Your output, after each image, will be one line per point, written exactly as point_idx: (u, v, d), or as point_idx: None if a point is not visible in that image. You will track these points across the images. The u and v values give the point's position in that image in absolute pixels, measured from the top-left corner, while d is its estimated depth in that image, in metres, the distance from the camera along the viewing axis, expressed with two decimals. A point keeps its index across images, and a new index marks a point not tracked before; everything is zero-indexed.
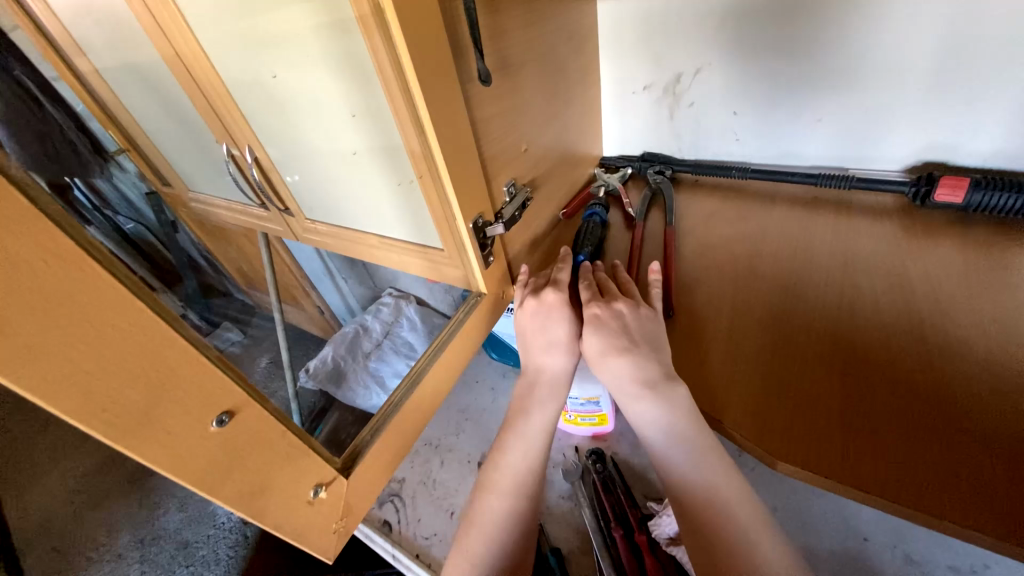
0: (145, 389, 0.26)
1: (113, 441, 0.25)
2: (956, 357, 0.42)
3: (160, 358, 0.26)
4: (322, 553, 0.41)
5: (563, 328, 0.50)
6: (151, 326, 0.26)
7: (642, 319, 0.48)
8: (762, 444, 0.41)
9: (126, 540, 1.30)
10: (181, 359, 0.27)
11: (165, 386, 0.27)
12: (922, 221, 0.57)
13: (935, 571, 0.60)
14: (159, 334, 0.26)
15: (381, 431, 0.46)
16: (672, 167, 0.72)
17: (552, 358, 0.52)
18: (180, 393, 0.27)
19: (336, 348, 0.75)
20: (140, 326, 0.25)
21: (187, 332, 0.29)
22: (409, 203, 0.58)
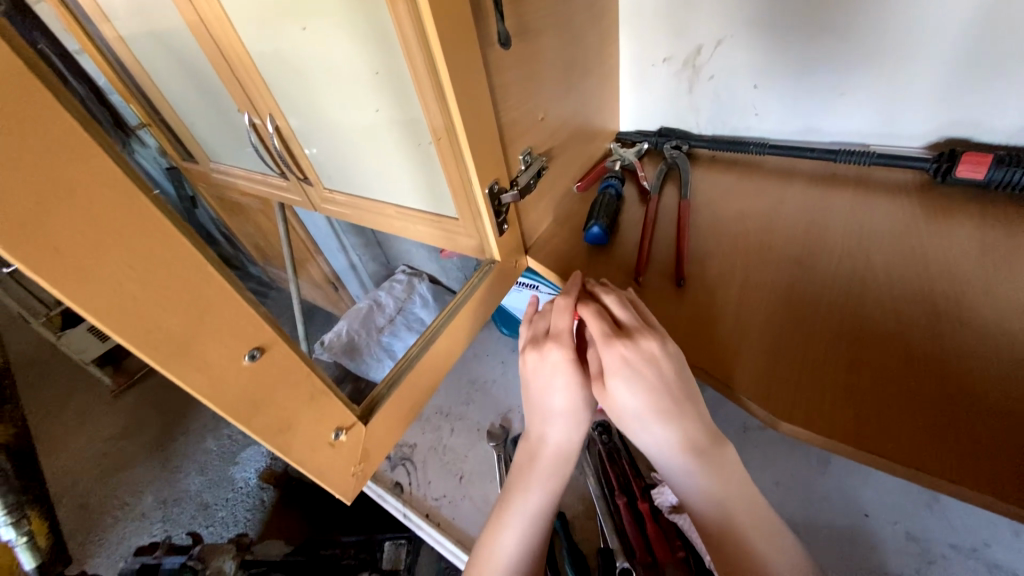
0: (186, 317, 0.29)
1: (159, 361, 0.29)
2: (967, 329, 0.42)
3: (200, 290, 0.29)
4: (341, 494, 0.45)
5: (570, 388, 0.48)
6: (191, 261, 0.28)
7: (670, 362, 0.44)
8: (766, 406, 0.42)
9: (149, 500, 1.36)
10: (217, 293, 0.30)
11: (204, 317, 0.30)
12: (940, 198, 0.57)
13: (934, 547, 0.61)
14: (199, 268, 0.29)
15: (397, 384, 0.49)
16: (688, 142, 0.72)
17: (555, 427, 0.50)
18: (217, 325, 0.31)
19: (350, 323, 0.71)
20: (182, 259, 0.28)
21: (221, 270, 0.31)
22: (426, 166, 0.58)
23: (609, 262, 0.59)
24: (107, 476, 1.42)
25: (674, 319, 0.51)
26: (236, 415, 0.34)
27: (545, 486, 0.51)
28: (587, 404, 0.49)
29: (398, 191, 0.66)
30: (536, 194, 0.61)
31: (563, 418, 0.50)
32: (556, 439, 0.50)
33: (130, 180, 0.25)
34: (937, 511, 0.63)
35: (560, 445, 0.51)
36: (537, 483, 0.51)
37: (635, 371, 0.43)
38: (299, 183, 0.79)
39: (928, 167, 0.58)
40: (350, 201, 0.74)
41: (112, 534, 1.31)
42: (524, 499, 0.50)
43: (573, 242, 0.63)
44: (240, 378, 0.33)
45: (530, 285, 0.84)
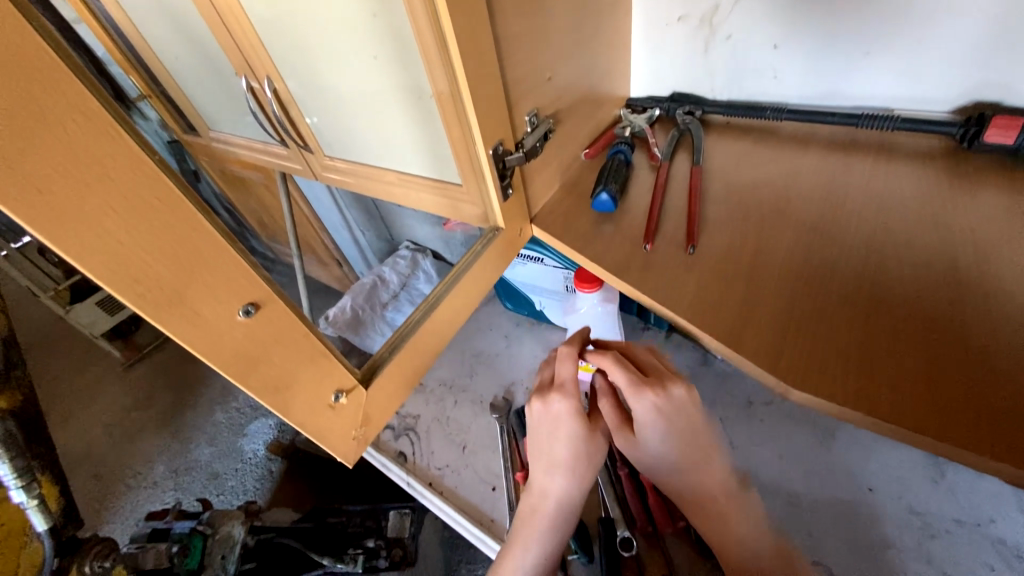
0: (174, 268, 0.29)
1: (148, 313, 0.28)
2: (987, 297, 0.41)
3: (188, 240, 0.29)
4: (343, 457, 0.46)
5: (571, 437, 0.55)
6: (180, 210, 0.28)
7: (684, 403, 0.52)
8: (775, 373, 0.41)
9: (161, 470, 1.38)
10: (207, 243, 0.30)
11: (193, 268, 0.30)
12: (967, 164, 0.54)
13: (937, 521, 0.60)
14: (187, 217, 0.28)
15: (398, 348, 0.48)
16: (702, 108, 0.69)
17: (555, 478, 0.56)
18: (208, 277, 0.30)
19: (354, 297, 0.69)
20: (170, 206, 0.27)
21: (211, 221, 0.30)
22: (430, 125, 0.55)
23: (617, 230, 0.57)
24: (120, 446, 1.45)
25: (683, 287, 0.49)
26: (232, 372, 0.34)
27: (553, 531, 0.56)
28: (586, 454, 0.55)
29: (400, 156, 0.64)
30: (541, 160, 0.59)
31: (578, 467, 0.55)
32: (564, 496, 0.55)
33: (108, 115, 0.24)
34: (942, 486, 0.63)
35: (566, 496, 0.56)
36: (545, 534, 0.55)
37: (669, 418, 0.51)
38: (300, 151, 0.74)
39: (955, 132, 0.55)
40: (348, 168, 0.71)
41: (126, 501, 1.34)
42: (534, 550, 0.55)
43: (579, 210, 0.61)
44: (235, 334, 0.33)
45: (533, 258, 0.83)
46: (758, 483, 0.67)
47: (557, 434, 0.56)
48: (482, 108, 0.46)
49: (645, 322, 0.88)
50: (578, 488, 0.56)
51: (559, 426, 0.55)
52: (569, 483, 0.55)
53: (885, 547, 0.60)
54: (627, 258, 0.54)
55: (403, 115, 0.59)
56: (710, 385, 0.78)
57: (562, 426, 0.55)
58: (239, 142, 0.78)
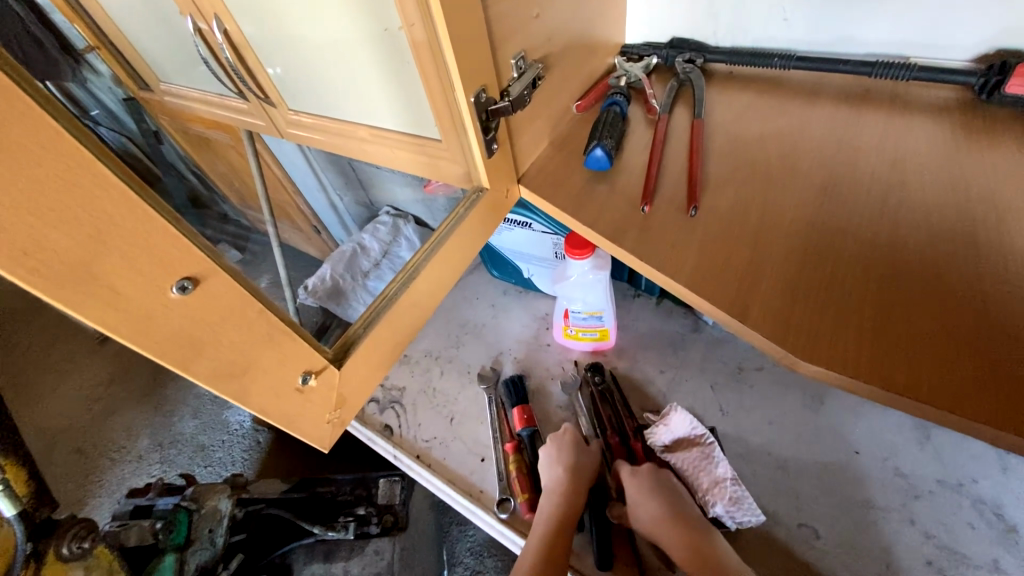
0: (78, 237, 0.24)
1: (49, 293, 0.24)
2: (1006, 261, 0.39)
3: (94, 200, 0.24)
4: (316, 441, 0.43)
5: (565, 446, 0.65)
6: (73, 166, 0.23)
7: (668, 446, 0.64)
8: (784, 344, 0.39)
9: (145, 444, 1.34)
10: (120, 205, 0.25)
11: (104, 235, 0.25)
12: (986, 117, 0.50)
13: (921, 482, 0.61)
14: (89, 172, 0.23)
15: (373, 324, 0.44)
16: (703, 55, 0.63)
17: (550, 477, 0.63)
18: (126, 247, 0.26)
19: (334, 266, 0.63)
20: (55, 162, 0.22)
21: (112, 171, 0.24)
22: (397, 58, 0.48)
23: (611, 191, 0.53)
24: (99, 421, 1.39)
25: (684, 253, 0.46)
26: (171, 359, 0.30)
27: (558, 514, 0.60)
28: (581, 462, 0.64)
29: (372, 107, 0.56)
30: (528, 113, 0.53)
31: (576, 477, 0.62)
32: (564, 486, 0.61)
33: None
34: (928, 448, 0.63)
35: (566, 481, 0.62)
36: (550, 518, 0.60)
37: (653, 477, 0.60)
38: (259, 104, 0.65)
39: (974, 82, 0.51)
40: (319, 124, 0.62)
41: (112, 475, 1.31)
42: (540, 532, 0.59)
43: (570, 169, 0.56)
44: (171, 315, 0.29)
45: (520, 223, 0.79)
46: (748, 448, 0.67)
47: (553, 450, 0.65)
48: (461, 49, 0.40)
49: (636, 289, 0.85)
50: (577, 477, 0.62)
51: (560, 452, 0.64)
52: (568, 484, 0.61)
53: (870, 508, 0.61)
54: (623, 221, 0.50)
55: (372, 59, 0.51)
56: (701, 352, 0.77)
57: (563, 452, 0.64)
58: (193, 96, 0.66)
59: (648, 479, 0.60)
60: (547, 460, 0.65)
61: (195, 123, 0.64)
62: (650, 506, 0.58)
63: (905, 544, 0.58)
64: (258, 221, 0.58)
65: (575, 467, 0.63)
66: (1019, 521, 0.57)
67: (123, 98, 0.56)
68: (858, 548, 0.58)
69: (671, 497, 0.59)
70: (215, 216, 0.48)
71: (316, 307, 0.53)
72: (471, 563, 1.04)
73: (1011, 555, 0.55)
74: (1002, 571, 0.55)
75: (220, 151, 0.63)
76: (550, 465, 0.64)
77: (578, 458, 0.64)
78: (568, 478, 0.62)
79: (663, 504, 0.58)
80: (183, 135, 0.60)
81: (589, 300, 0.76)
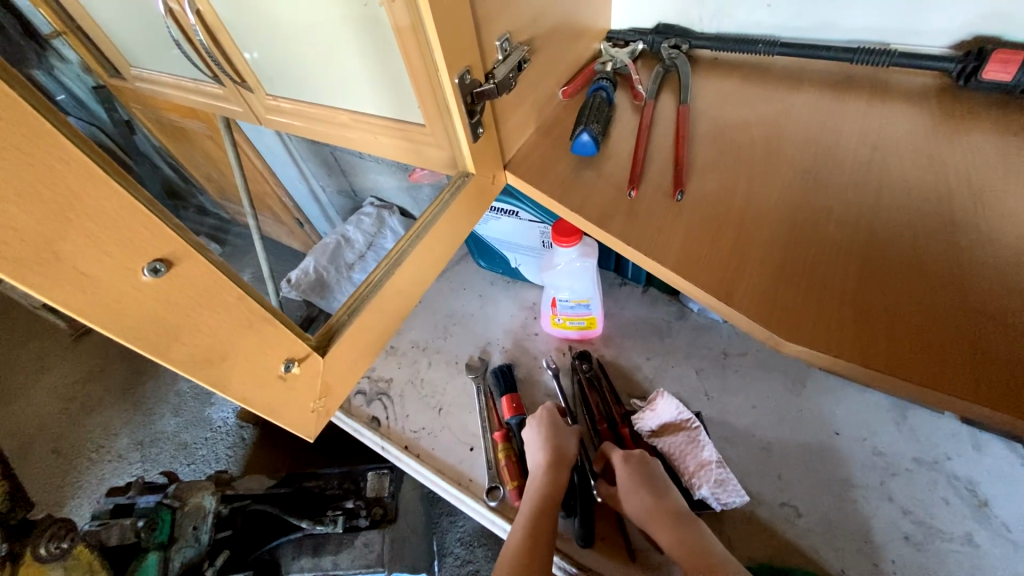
0: (37, 215, 0.23)
1: (10, 272, 0.23)
2: (982, 240, 0.40)
3: (52, 173, 0.23)
4: (302, 432, 0.42)
5: (543, 428, 0.66)
6: (30, 140, 0.22)
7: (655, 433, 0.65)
8: (769, 326, 0.40)
9: (125, 442, 1.30)
10: (81, 181, 0.23)
11: (67, 213, 0.24)
12: (962, 103, 0.51)
13: (899, 461, 0.63)
14: (47, 144, 0.22)
15: (358, 311, 0.44)
16: (689, 41, 0.63)
17: (534, 457, 0.64)
18: (90, 225, 0.24)
19: (318, 259, 0.62)
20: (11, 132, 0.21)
21: (68, 141, 0.23)
22: (379, 36, 0.46)
23: (598, 176, 0.52)
24: (76, 420, 1.35)
25: (671, 238, 0.46)
26: (144, 344, 0.29)
27: (543, 494, 0.60)
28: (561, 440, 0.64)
29: (355, 92, 0.54)
30: (513, 97, 0.52)
31: (561, 459, 0.62)
32: (547, 467, 0.62)
33: None
34: (905, 428, 0.65)
35: (549, 459, 0.62)
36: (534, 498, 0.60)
37: (638, 464, 0.61)
38: (235, 89, 0.60)
39: (953, 68, 0.52)
40: (297, 109, 0.59)
41: (92, 475, 1.27)
42: (526, 511, 0.60)
43: (556, 154, 0.55)
44: (142, 299, 0.28)
45: (507, 211, 0.78)
46: (733, 432, 0.68)
47: (534, 433, 0.66)
48: (445, 26, 0.39)
49: (622, 278, 0.85)
50: (562, 456, 0.63)
51: (544, 436, 0.65)
52: (550, 464, 0.62)
53: (850, 487, 0.62)
54: (610, 206, 0.50)
55: (354, 42, 0.50)
56: (686, 338, 0.78)
57: (548, 436, 0.65)
58: (166, 82, 0.63)
59: (632, 465, 0.61)
60: (533, 443, 0.65)
61: (170, 111, 0.62)
62: (635, 493, 0.59)
63: (884, 520, 0.60)
64: (239, 213, 0.56)
65: (560, 450, 0.63)
66: (990, 495, 0.59)
67: (91, 86, 0.53)
68: (838, 526, 0.60)
69: (655, 484, 0.59)
70: (192, 208, 0.46)
71: (300, 300, 0.52)
72: (461, 554, 1.11)
73: (982, 527, 0.58)
74: (974, 543, 0.57)
75: (198, 143, 0.60)
76: (534, 449, 0.65)
77: (562, 442, 0.64)
78: (551, 458, 0.63)
79: (649, 491, 0.58)
80: (156, 127, 0.59)
81: (576, 289, 0.76)
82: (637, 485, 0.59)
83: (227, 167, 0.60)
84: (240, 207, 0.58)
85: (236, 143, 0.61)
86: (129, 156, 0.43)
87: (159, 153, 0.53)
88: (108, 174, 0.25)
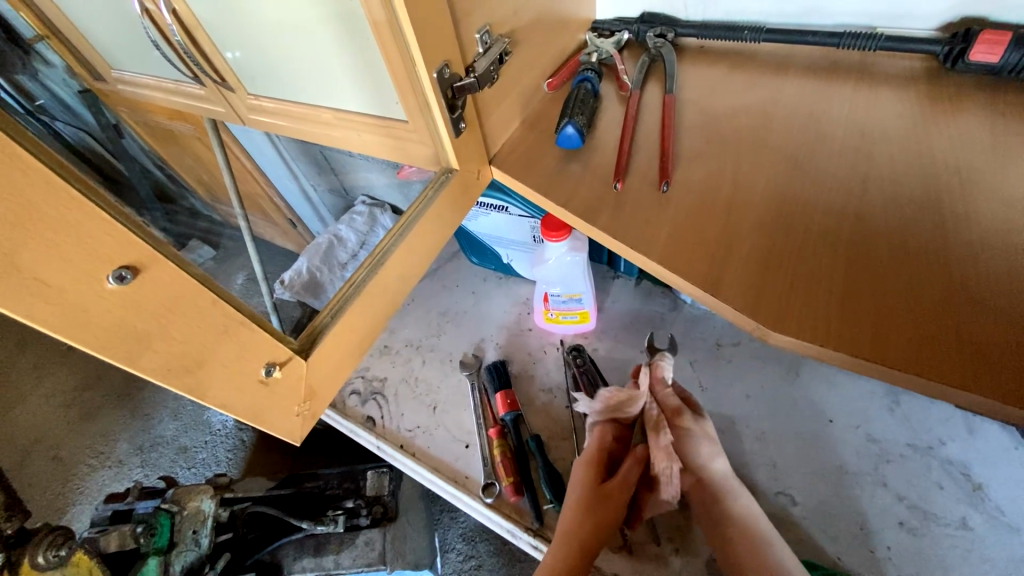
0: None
1: None
2: (970, 226, 0.40)
3: (6, 182, 0.22)
4: (288, 436, 0.42)
5: (589, 467, 0.59)
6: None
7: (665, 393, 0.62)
8: (756, 316, 0.39)
9: (124, 448, 1.30)
10: (37, 188, 0.23)
11: (24, 222, 0.23)
12: (949, 86, 0.51)
13: (893, 447, 0.63)
14: (2, 152, 0.22)
15: (342, 312, 0.43)
16: (675, 30, 0.62)
17: (574, 502, 0.57)
18: (49, 233, 0.24)
19: (311, 259, 0.59)
20: None
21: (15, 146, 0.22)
22: (357, 31, 0.45)
23: (584, 169, 0.52)
24: (74, 428, 1.34)
25: (658, 229, 0.45)
26: (115, 353, 0.28)
27: (572, 547, 0.53)
28: (613, 484, 0.57)
29: (337, 90, 0.53)
30: (496, 91, 0.51)
31: (605, 509, 0.55)
32: (590, 515, 0.55)
33: None
34: (899, 414, 0.65)
35: (593, 506, 0.55)
36: (564, 544, 0.54)
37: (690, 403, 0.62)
38: (218, 89, 0.60)
39: (939, 51, 0.52)
40: (282, 109, 0.58)
41: (93, 482, 1.26)
42: (553, 558, 0.53)
43: (542, 148, 0.55)
44: (110, 307, 0.27)
45: (496, 207, 0.78)
46: (728, 422, 0.68)
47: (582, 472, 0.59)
48: (420, 19, 0.38)
49: (615, 271, 0.85)
50: (609, 502, 0.56)
51: (593, 482, 0.57)
52: (589, 513, 0.55)
53: (844, 474, 0.62)
54: (596, 201, 0.49)
55: (333, 38, 0.49)
56: (681, 330, 0.77)
57: (599, 485, 0.57)
58: (148, 84, 0.62)
59: (682, 407, 0.60)
60: (579, 494, 0.57)
61: (157, 114, 0.60)
62: (685, 449, 0.58)
63: (878, 506, 0.60)
64: (229, 215, 0.55)
65: (605, 499, 0.56)
66: (983, 479, 0.60)
67: (77, 89, 0.55)
68: (833, 513, 0.60)
69: (712, 440, 0.58)
70: (183, 212, 0.47)
71: (293, 302, 0.51)
72: (464, 550, 1.12)
73: (976, 511, 0.58)
74: (969, 528, 0.57)
75: (186, 144, 0.59)
76: (578, 492, 0.57)
77: (612, 498, 0.56)
78: (596, 511, 0.55)
79: (698, 445, 0.58)
80: (145, 130, 0.58)
81: (569, 284, 0.75)
82: (686, 436, 0.58)
83: (213, 168, 0.59)
84: (230, 209, 0.57)
85: (222, 144, 0.61)
86: (116, 160, 0.44)
87: (148, 155, 0.53)
88: (59, 179, 0.24)
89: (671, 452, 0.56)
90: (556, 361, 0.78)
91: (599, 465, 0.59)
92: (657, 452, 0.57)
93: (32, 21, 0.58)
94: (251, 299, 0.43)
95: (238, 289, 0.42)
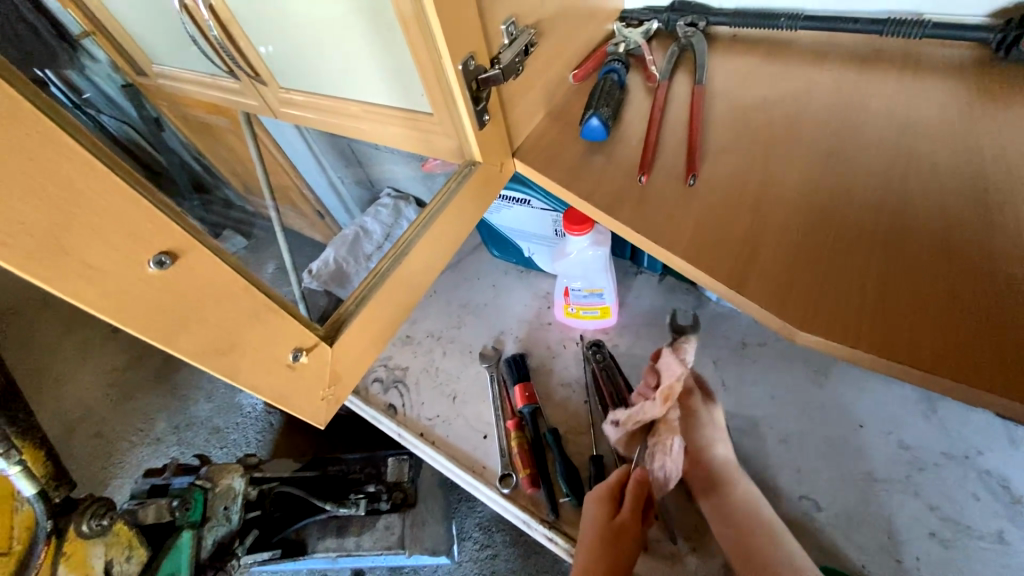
0: (46, 210, 0.24)
1: (21, 265, 0.24)
2: (1019, 225, 0.37)
3: (56, 170, 0.24)
4: (312, 419, 0.43)
5: (601, 503, 0.56)
6: (34, 137, 0.23)
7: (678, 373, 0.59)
8: (783, 315, 0.38)
9: (162, 426, 1.37)
10: (84, 176, 0.24)
11: (72, 208, 0.25)
12: (1002, 75, 0.48)
13: (927, 456, 0.60)
14: (55, 142, 0.23)
15: (365, 301, 0.44)
16: (706, 18, 0.60)
17: (586, 537, 0.55)
18: (94, 219, 0.25)
19: (337, 250, 0.61)
20: (16, 128, 0.22)
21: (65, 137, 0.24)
22: (384, 24, 0.46)
23: (608, 162, 0.51)
24: (116, 406, 1.42)
25: (682, 223, 0.45)
26: (154, 334, 0.30)
27: None
28: (624, 518, 0.54)
29: (364, 83, 0.54)
30: (520, 83, 0.51)
31: (618, 546, 0.53)
32: (603, 553, 0.53)
33: None
34: (935, 421, 0.62)
35: (605, 542, 0.53)
36: None
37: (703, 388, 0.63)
38: (251, 83, 0.61)
39: (991, 39, 0.49)
40: (309, 101, 0.60)
41: (132, 457, 1.34)
42: None
43: (566, 141, 0.54)
44: (149, 290, 0.29)
45: (519, 200, 0.78)
46: (751, 422, 0.67)
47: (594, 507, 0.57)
48: (445, 10, 0.38)
49: (638, 266, 0.83)
50: (622, 535, 0.53)
51: (605, 518, 0.55)
52: (603, 550, 0.53)
53: (873, 481, 0.60)
54: (619, 194, 0.48)
55: (361, 32, 0.50)
56: (704, 328, 0.76)
57: (611, 518, 0.55)
58: (185, 78, 0.61)
59: (693, 390, 0.62)
60: (591, 530, 0.55)
61: (194, 107, 0.61)
62: (687, 430, 0.60)
63: (908, 516, 0.58)
64: (262, 206, 0.57)
65: (618, 535, 0.53)
66: None
67: (120, 84, 0.55)
68: (860, 520, 0.58)
69: (715, 425, 0.60)
70: (219, 203, 0.49)
71: (321, 291, 0.53)
72: (480, 539, 1.13)
73: (1016, 526, 0.55)
74: (1006, 542, 0.54)
75: (218, 135, 0.60)
76: (591, 526, 0.56)
77: (627, 533, 0.53)
78: (610, 548, 0.53)
79: (701, 428, 0.59)
80: (181, 122, 0.59)
81: (590, 278, 0.75)
82: (693, 417, 0.60)
83: (246, 159, 0.60)
84: (262, 202, 0.59)
85: (256, 138, 0.61)
86: (157, 152, 0.46)
87: (186, 149, 0.54)
88: (104, 169, 0.25)
89: (676, 427, 0.57)
90: (575, 356, 0.78)
91: (612, 497, 0.57)
92: (662, 425, 0.57)
93: (81, 17, 0.60)
94: (283, 288, 0.45)
95: (269, 277, 0.44)
